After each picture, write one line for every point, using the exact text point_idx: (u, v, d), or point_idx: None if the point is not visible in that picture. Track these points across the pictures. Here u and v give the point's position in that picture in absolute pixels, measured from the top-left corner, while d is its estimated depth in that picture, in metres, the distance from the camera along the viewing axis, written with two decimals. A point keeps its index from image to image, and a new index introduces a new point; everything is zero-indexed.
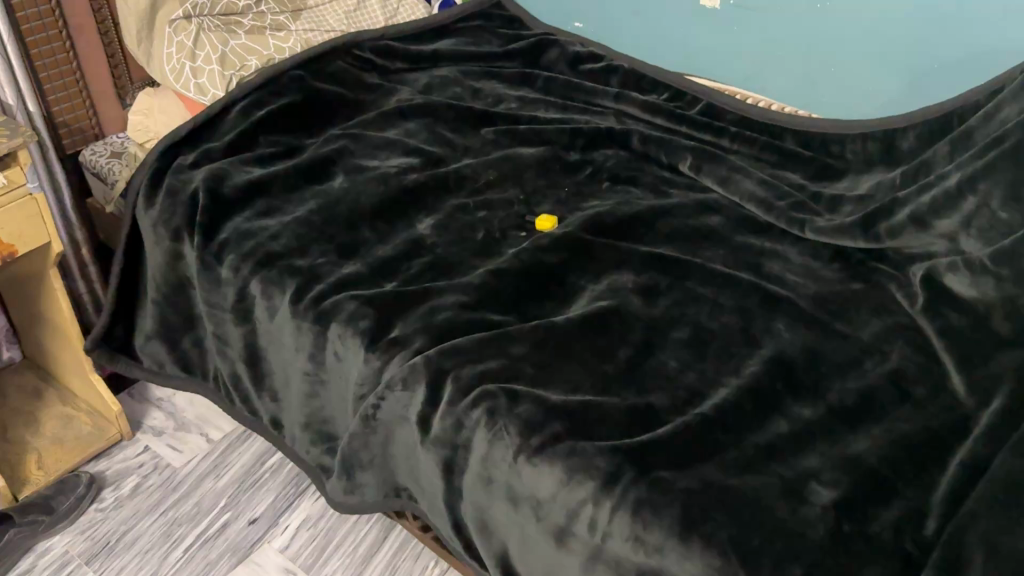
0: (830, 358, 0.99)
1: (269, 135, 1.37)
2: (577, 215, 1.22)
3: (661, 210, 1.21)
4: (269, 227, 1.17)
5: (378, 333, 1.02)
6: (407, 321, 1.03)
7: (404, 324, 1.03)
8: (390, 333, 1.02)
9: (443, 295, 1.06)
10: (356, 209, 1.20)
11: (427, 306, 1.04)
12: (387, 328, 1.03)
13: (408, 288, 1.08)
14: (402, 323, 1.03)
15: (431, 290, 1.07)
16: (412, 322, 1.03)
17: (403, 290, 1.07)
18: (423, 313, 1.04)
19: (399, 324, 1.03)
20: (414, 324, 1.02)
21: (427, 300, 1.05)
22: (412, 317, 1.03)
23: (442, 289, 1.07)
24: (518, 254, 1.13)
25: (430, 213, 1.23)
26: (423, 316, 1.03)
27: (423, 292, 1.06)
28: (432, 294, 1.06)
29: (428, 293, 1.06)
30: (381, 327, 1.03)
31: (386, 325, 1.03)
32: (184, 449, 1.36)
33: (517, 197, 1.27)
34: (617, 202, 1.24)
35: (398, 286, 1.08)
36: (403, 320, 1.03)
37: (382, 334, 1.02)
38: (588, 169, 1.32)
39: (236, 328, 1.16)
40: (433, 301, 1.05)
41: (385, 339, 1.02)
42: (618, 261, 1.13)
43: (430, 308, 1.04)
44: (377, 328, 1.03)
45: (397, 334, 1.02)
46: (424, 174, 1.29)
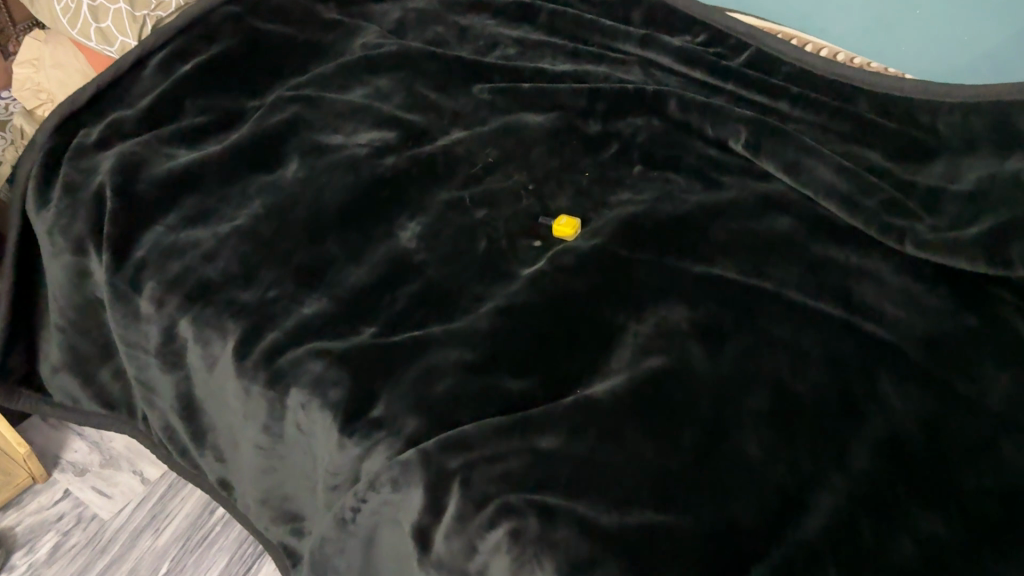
0: (957, 441, 0.75)
1: (198, 97, 1.05)
2: (607, 215, 0.95)
3: (713, 209, 0.94)
4: (202, 241, 0.88)
5: (354, 407, 0.76)
6: (393, 391, 0.76)
7: (389, 395, 0.76)
8: (370, 408, 0.76)
9: (440, 351, 0.79)
10: (319, 213, 0.91)
11: (420, 368, 0.77)
12: (366, 400, 0.76)
13: (392, 337, 0.80)
14: (385, 393, 0.76)
15: (424, 341, 0.79)
16: (401, 392, 0.76)
17: (387, 342, 0.79)
18: (414, 379, 0.76)
19: (381, 394, 0.76)
20: (403, 396, 0.75)
21: (419, 357, 0.78)
22: (399, 384, 0.76)
23: (438, 340, 0.80)
24: (537, 281, 0.86)
25: (415, 212, 0.94)
26: (415, 384, 0.76)
27: (414, 345, 0.79)
28: (426, 347, 0.79)
29: (421, 347, 0.79)
30: (357, 400, 0.76)
31: (364, 396, 0.76)
32: (114, 494, 1.11)
33: (525, 190, 0.99)
34: (656, 197, 0.96)
35: (380, 334, 0.81)
36: (388, 388, 0.76)
37: (360, 408, 0.76)
38: (615, 148, 1.04)
39: (165, 376, 0.89)
40: (428, 361, 0.78)
41: (364, 416, 0.75)
42: (666, 289, 0.86)
43: (424, 371, 0.77)
44: (352, 401, 0.76)
45: (379, 410, 0.75)
46: (404, 156, 1.00)
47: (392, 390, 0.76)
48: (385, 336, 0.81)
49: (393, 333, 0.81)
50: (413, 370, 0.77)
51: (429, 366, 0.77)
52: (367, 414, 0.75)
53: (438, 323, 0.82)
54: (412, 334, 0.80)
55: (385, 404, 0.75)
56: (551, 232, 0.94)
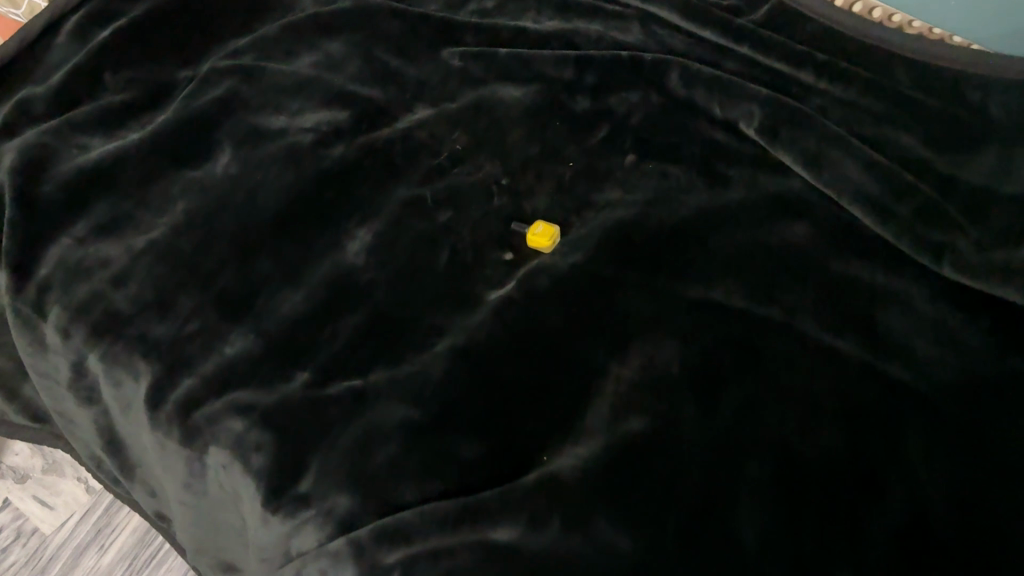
0: (993, 523, 0.63)
1: (119, 70, 0.90)
2: (590, 221, 0.81)
3: (715, 215, 0.80)
4: (113, 259, 0.76)
5: (280, 480, 0.64)
6: (325, 461, 0.64)
7: (320, 466, 0.64)
8: (298, 481, 0.64)
9: (382, 410, 0.66)
10: (252, 222, 0.78)
11: (358, 431, 0.65)
12: (293, 470, 0.65)
13: (328, 387, 0.68)
14: (316, 463, 0.64)
15: (363, 397, 0.67)
16: (335, 463, 0.64)
17: (322, 396, 0.67)
18: (351, 447, 0.65)
19: (311, 464, 0.64)
20: (337, 470, 0.64)
21: (357, 417, 0.66)
22: (332, 453, 0.64)
23: (380, 393, 0.67)
24: (503, 310, 0.73)
25: (365, 216, 0.80)
26: (351, 452, 0.64)
27: (353, 402, 0.67)
28: (367, 404, 0.67)
29: (360, 403, 0.67)
30: (283, 471, 0.65)
31: (292, 466, 0.65)
32: (57, 505, 1.02)
33: (497, 185, 0.84)
34: (650, 198, 0.82)
35: (313, 382, 0.69)
36: (319, 456, 0.65)
37: (286, 481, 0.64)
38: (605, 130, 0.88)
39: (82, 409, 0.78)
40: (368, 421, 0.66)
41: (291, 490, 0.64)
42: (655, 321, 0.73)
43: (361, 436, 0.65)
44: (277, 473, 0.65)
45: (307, 483, 0.64)
46: (356, 145, 0.85)
47: (324, 459, 0.64)
48: (319, 385, 0.68)
49: (330, 381, 0.69)
50: (350, 435, 0.65)
51: (368, 428, 0.65)
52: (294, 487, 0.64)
53: (383, 368, 0.70)
54: (350, 384, 0.68)
55: (315, 477, 0.64)
56: (528, 242, 0.80)
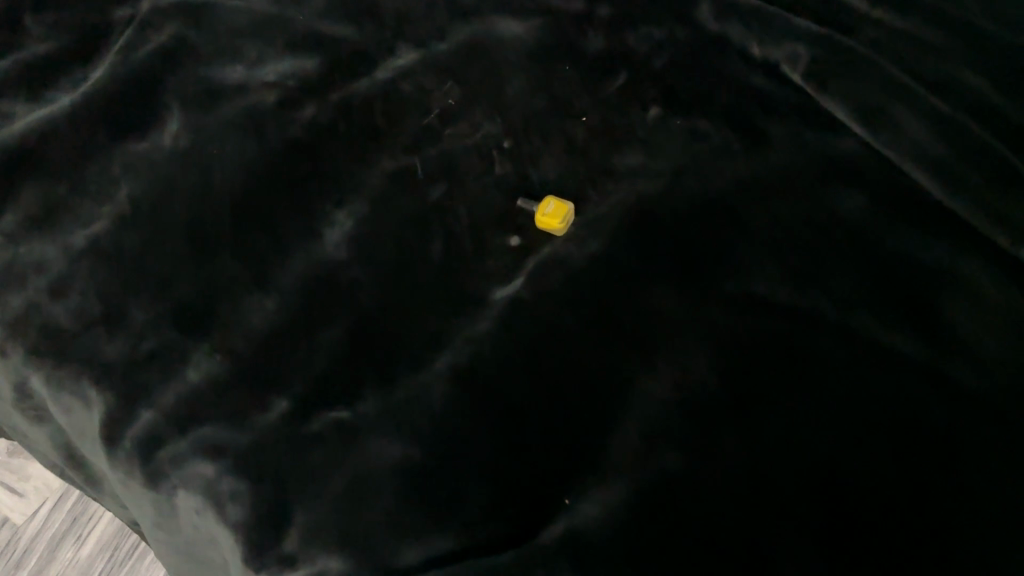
0: None
1: (44, 15, 0.76)
2: (607, 197, 0.70)
3: (753, 186, 0.69)
4: (50, 262, 0.64)
5: (257, 538, 0.55)
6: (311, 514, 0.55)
7: (304, 521, 0.55)
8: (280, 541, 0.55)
9: (378, 449, 0.57)
10: (211, 209, 0.66)
11: (347, 475, 0.56)
12: (272, 527, 0.55)
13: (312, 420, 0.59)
14: (300, 519, 0.55)
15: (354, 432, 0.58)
16: (322, 517, 0.55)
17: (305, 433, 0.58)
18: (339, 496, 0.56)
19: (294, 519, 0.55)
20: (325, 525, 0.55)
21: (346, 457, 0.57)
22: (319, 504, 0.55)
23: (374, 427, 0.58)
24: (512, 316, 0.64)
25: (345, 195, 0.69)
26: (341, 504, 0.55)
27: (341, 439, 0.58)
28: (358, 442, 0.58)
29: (350, 440, 0.58)
30: (261, 527, 0.56)
31: (271, 520, 0.56)
32: (26, 491, 0.95)
33: (498, 149, 0.72)
34: (677, 165, 0.70)
35: (293, 414, 0.59)
36: (303, 508, 0.56)
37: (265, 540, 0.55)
38: (623, 77, 0.76)
39: (35, 427, 0.69)
40: (360, 465, 0.57)
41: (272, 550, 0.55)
42: (689, 323, 0.64)
43: (354, 481, 0.56)
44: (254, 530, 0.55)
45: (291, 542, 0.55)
46: (330, 105, 0.72)
47: (309, 513, 0.55)
48: (300, 418, 0.59)
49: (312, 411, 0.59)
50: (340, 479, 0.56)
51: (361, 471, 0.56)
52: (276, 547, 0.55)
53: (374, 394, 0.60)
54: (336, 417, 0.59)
55: (298, 535, 0.55)
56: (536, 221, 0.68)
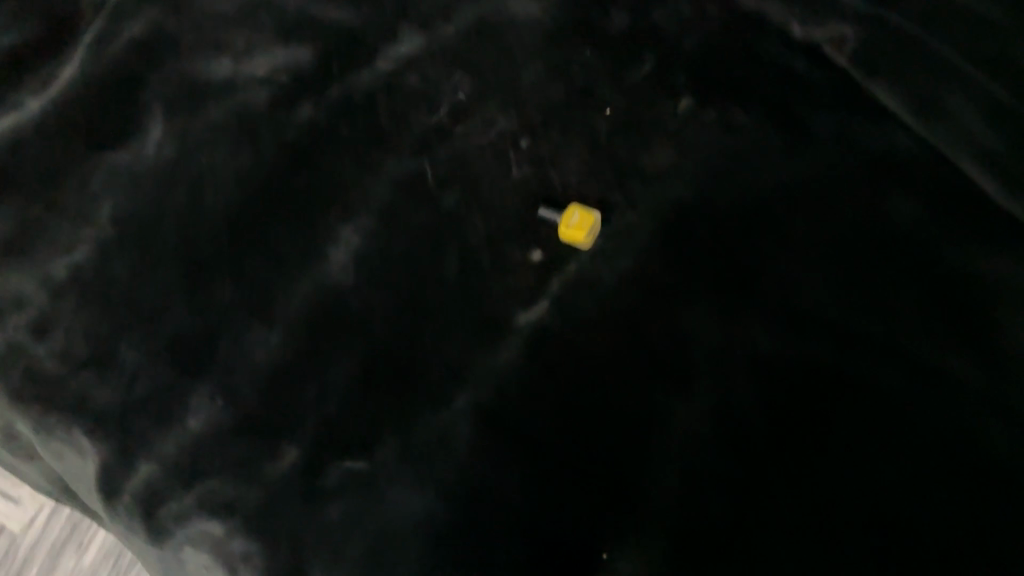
0: None
1: None
2: (635, 203, 0.64)
3: (794, 188, 0.64)
4: (29, 297, 0.58)
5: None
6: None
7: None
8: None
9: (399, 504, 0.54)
10: (206, 232, 0.61)
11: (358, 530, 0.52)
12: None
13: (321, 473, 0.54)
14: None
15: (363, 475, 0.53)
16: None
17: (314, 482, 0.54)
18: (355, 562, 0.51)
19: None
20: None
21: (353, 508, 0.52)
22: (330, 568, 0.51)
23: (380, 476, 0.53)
24: (538, 345, 0.59)
25: (350, 209, 0.63)
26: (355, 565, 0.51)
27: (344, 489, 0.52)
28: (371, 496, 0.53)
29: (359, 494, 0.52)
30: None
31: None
32: (20, 494, 0.90)
33: (515, 149, 0.66)
34: (710, 165, 0.65)
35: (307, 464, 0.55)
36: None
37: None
38: (651, 63, 0.69)
39: (24, 465, 0.64)
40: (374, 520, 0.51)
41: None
42: (728, 349, 0.58)
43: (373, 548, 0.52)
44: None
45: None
46: (328, 103, 0.66)
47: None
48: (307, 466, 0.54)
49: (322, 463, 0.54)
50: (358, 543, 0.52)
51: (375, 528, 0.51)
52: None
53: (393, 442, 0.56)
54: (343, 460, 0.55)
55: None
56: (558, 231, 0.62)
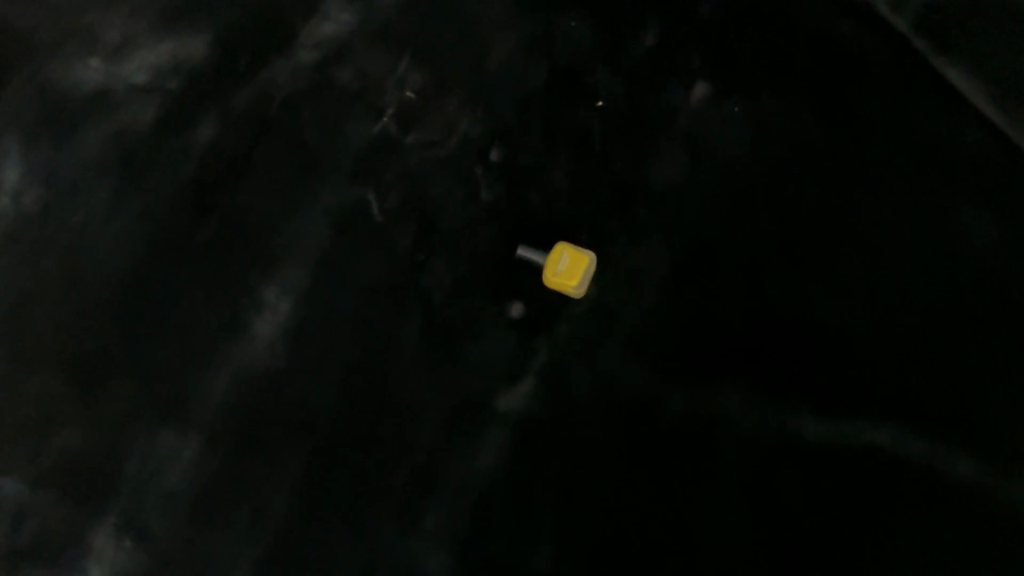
0: None
1: None
2: (639, 231, 0.50)
3: (837, 202, 0.50)
4: None
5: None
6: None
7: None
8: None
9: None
10: (90, 314, 0.47)
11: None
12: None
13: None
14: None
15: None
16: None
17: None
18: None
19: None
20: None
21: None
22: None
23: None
24: (526, 441, 0.47)
25: (274, 262, 0.49)
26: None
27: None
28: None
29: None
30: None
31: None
32: None
33: (484, 163, 0.52)
34: (735, 181, 0.51)
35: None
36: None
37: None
38: (653, 34, 0.54)
39: None
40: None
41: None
42: (769, 438, 0.46)
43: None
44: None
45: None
46: (236, 116, 0.50)
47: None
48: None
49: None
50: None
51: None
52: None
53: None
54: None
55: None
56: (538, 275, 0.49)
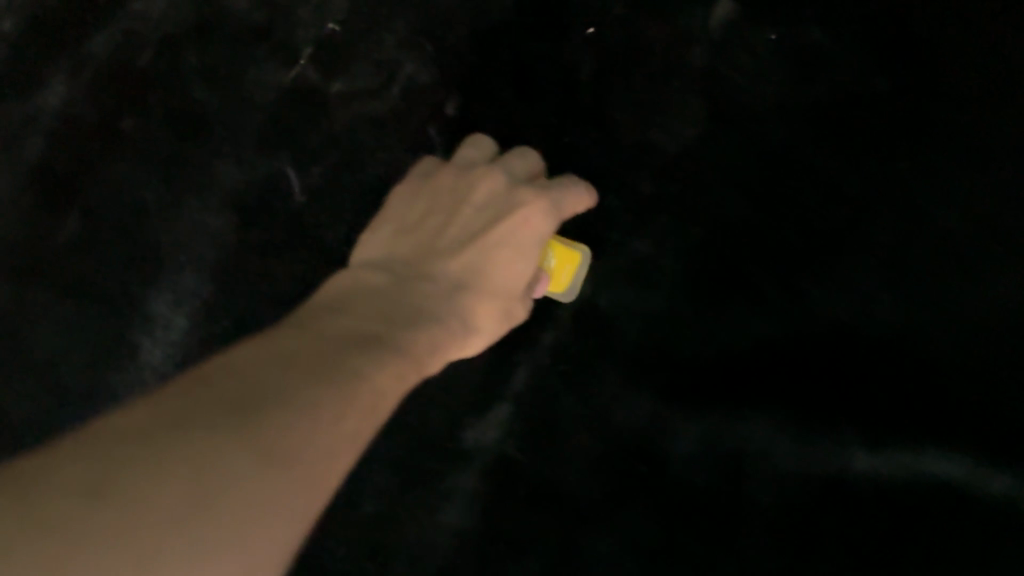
0: None
1: None
2: (638, 212, 0.39)
3: (906, 168, 0.38)
4: None
5: (116, 494, 0.18)
6: (313, 474, 0.21)
7: (241, 499, 0.19)
8: (186, 546, 0.18)
9: (472, 347, 0.32)
10: None
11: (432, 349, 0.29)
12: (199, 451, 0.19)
13: (437, 246, 0.33)
14: (248, 435, 0.20)
15: (519, 219, 0.33)
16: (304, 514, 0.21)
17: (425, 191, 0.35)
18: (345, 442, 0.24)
19: (219, 469, 0.19)
20: (318, 501, 0.21)
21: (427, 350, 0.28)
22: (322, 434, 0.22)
23: (534, 237, 0.33)
24: (499, 489, 0.38)
25: (161, 269, 0.38)
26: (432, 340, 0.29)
27: (434, 303, 0.31)
28: (463, 317, 0.31)
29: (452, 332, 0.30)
30: (29, 503, 0.17)
31: (192, 428, 0.20)
32: None
33: (437, 121, 0.40)
34: (767, 144, 0.39)
35: (425, 204, 0.35)
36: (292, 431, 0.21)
37: (168, 530, 0.18)
38: None
39: None
40: (504, 269, 0.33)
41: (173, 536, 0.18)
42: (810, 488, 0.36)
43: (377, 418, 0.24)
44: (79, 505, 0.17)
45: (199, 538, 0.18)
46: (96, 67, 0.39)
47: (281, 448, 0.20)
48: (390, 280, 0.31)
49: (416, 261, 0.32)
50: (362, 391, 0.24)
51: (497, 290, 0.32)
52: (180, 535, 0.18)
53: (557, 216, 0.34)
54: (455, 191, 0.35)
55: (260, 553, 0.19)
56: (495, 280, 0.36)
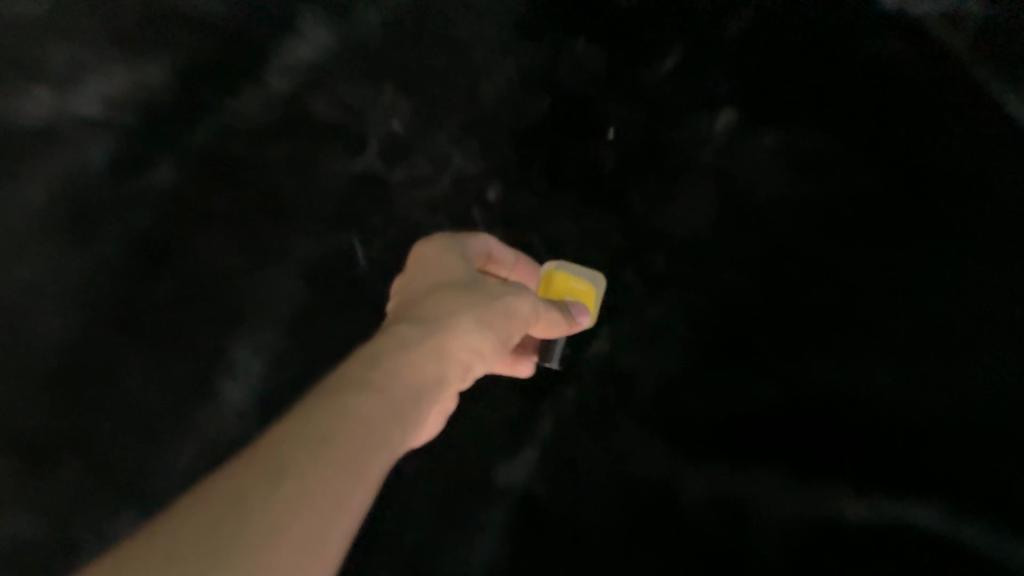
0: None
1: None
2: (651, 284, 0.46)
3: (893, 254, 0.42)
4: None
5: (309, 458, 0.18)
6: (403, 414, 0.21)
7: (405, 393, 0.22)
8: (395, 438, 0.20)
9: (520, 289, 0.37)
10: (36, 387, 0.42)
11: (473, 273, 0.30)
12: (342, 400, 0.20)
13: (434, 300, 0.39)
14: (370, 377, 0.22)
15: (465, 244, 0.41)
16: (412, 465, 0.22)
17: None
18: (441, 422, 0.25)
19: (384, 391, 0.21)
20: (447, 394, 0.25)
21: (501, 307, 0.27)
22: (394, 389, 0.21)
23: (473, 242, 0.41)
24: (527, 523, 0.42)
25: (243, 321, 0.44)
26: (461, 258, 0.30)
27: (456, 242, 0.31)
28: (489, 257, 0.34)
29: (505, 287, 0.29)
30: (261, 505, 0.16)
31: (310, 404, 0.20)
32: None
33: (480, 205, 0.47)
34: (765, 230, 0.45)
35: None
36: (366, 394, 0.20)
37: (348, 465, 0.18)
38: (675, 54, 0.48)
39: None
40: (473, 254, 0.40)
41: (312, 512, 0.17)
42: (816, 528, 0.40)
43: (462, 368, 0.25)
44: (300, 463, 0.17)
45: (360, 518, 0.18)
46: (196, 155, 0.46)
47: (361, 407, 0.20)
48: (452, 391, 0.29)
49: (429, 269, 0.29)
50: (419, 353, 0.23)
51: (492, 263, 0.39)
52: (380, 433, 0.20)
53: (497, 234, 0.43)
54: None
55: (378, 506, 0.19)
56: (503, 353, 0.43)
